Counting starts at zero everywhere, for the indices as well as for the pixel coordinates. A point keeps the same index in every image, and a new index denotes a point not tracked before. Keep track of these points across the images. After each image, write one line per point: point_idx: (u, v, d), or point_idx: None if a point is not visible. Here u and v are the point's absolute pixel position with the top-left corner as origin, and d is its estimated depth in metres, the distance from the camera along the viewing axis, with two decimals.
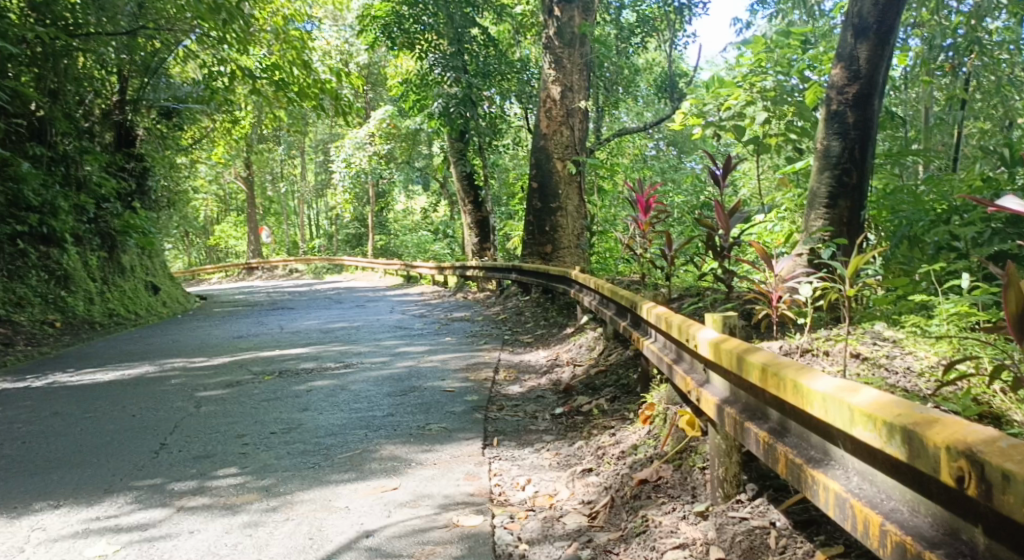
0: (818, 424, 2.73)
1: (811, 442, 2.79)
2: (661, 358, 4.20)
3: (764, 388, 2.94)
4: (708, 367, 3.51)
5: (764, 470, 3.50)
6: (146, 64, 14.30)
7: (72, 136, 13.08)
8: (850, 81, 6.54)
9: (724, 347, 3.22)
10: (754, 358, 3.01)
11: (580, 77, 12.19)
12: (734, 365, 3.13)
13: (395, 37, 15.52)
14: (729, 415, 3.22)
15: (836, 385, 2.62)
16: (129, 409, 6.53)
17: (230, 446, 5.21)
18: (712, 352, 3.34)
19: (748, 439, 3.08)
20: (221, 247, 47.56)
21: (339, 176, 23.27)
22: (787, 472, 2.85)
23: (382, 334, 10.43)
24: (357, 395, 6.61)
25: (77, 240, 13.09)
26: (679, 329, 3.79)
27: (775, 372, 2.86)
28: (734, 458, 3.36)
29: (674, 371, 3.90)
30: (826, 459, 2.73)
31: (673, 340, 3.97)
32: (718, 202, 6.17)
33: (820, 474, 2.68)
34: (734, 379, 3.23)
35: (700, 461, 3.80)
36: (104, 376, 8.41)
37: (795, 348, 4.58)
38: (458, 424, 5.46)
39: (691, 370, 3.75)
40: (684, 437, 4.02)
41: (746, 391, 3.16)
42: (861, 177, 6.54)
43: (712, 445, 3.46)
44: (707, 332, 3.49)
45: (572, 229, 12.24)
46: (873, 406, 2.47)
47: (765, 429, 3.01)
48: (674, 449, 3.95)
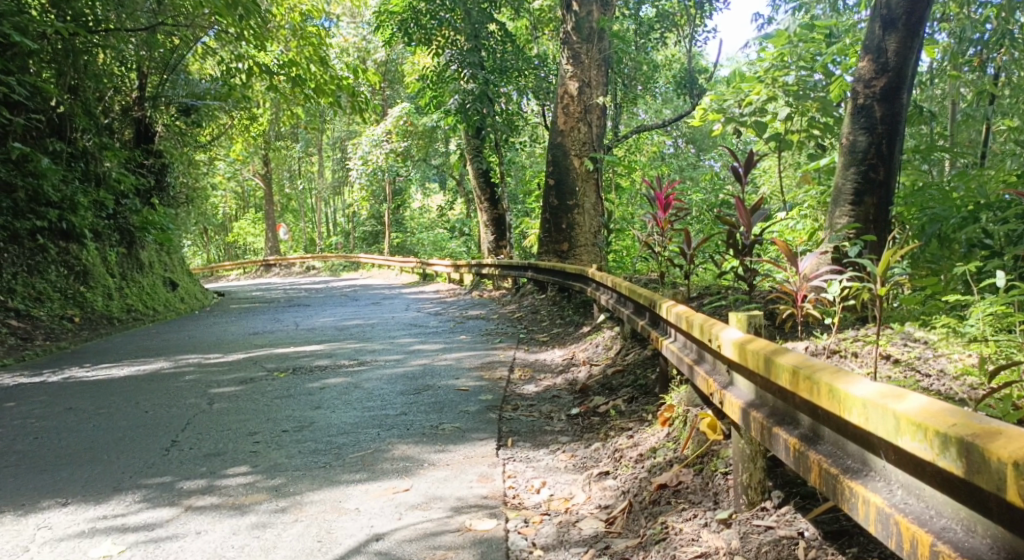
0: (855, 433, 2.59)
1: (847, 451, 2.65)
2: (681, 358, 4.08)
3: (796, 392, 2.80)
4: (731, 368, 3.38)
5: (789, 476, 3.37)
6: (165, 60, 14.27)
7: (93, 132, 13.09)
8: (877, 74, 6.38)
9: (750, 348, 3.09)
10: (783, 360, 2.89)
11: (598, 73, 12.05)
12: (761, 366, 3.00)
13: (412, 33, 15.45)
14: (756, 421, 3.08)
15: (878, 391, 2.49)
16: (140, 406, 6.47)
17: (241, 445, 5.13)
18: (737, 353, 3.21)
19: (777, 446, 2.94)
20: (238, 244, 47.68)
21: (355, 173, 23.22)
22: (820, 482, 2.71)
23: (397, 332, 10.35)
24: (370, 393, 6.52)
25: (96, 235, 12.99)
26: (699, 328, 3.66)
27: (808, 375, 2.73)
28: (758, 464, 3.23)
29: (695, 372, 3.78)
30: (865, 470, 2.59)
31: (694, 339, 3.85)
32: (740, 198, 6.02)
33: (859, 486, 2.55)
34: (761, 383, 3.10)
35: (722, 466, 3.67)
36: (118, 371, 8.35)
37: (822, 349, 4.43)
38: (472, 424, 5.35)
39: (712, 371, 3.63)
40: (705, 440, 3.89)
41: (774, 395, 3.03)
42: (888, 173, 6.38)
43: (735, 450, 3.32)
44: (731, 332, 3.36)
45: (589, 227, 12.11)
46: (922, 415, 2.34)
47: (796, 436, 2.87)
48: (695, 453, 3.82)
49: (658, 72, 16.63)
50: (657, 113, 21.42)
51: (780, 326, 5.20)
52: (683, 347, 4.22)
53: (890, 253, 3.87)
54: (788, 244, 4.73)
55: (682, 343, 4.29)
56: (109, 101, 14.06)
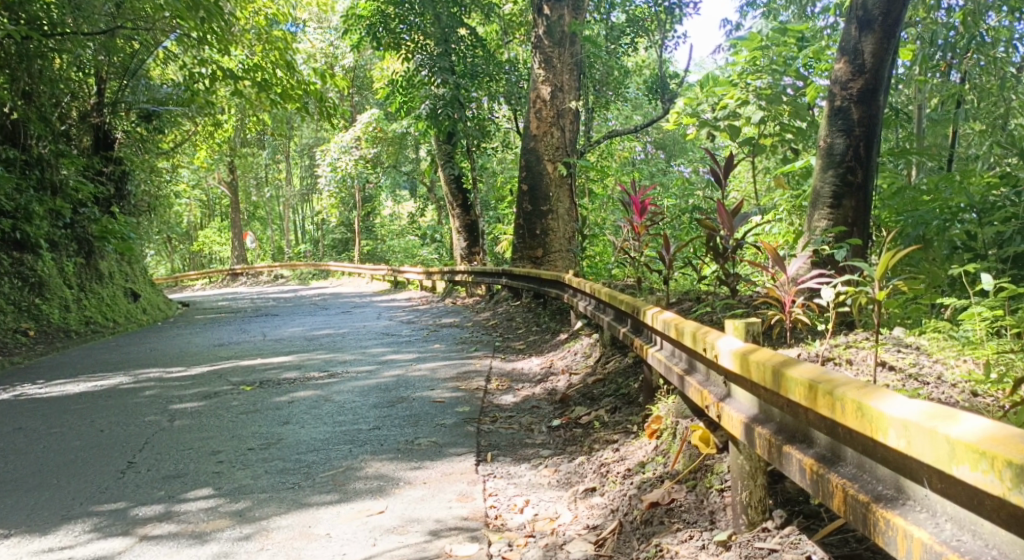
0: (887, 456, 2.41)
1: (878, 475, 2.45)
2: (670, 367, 3.89)
3: (812, 408, 2.62)
4: (730, 380, 3.21)
5: (790, 495, 3.22)
6: (125, 65, 13.90)
7: (48, 139, 12.79)
8: (853, 76, 6.25)
9: (755, 359, 2.91)
10: (796, 374, 2.70)
11: (569, 77, 11.89)
12: (769, 380, 2.82)
13: (380, 37, 15.22)
14: (763, 438, 2.90)
15: (920, 411, 2.28)
16: (97, 425, 6.18)
17: (203, 466, 4.90)
18: (739, 364, 3.03)
19: (790, 466, 2.76)
20: (205, 253, 47.02)
21: (324, 180, 22.88)
22: (847, 509, 2.51)
23: (368, 342, 10.11)
24: (341, 407, 6.27)
25: (52, 246, 12.65)
26: (692, 337, 3.48)
27: (828, 390, 2.54)
28: (758, 481, 3.06)
29: (687, 383, 3.60)
30: (899, 497, 2.39)
31: (684, 348, 3.67)
32: (721, 202, 5.82)
33: (896, 516, 2.34)
34: (768, 397, 2.92)
35: (717, 482, 3.48)
36: (75, 387, 8.03)
37: (816, 355, 4.26)
38: (448, 438, 5.13)
39: (707, 382, 3.44)
40: (698, 455, 3.70)
41: (783, 410, 2.85)
42: (866, 176, 6.25)
43: (734, 466, 3.14)
44: (729, 342, 3.17)
45: (564, 233, 11.92)
46: (979, 440, 2.13)
47: (812, 456, 2.69)
48: (687, 469, 3.63)
49: (630, 77, 16.51)
50: (628, 119, 21.34)
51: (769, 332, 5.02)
52: (671, 355, 4.03)
53: (890, 256, 3.72)
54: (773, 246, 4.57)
55: (669, 351, 4.10)
56: (66, 108, 13.68)
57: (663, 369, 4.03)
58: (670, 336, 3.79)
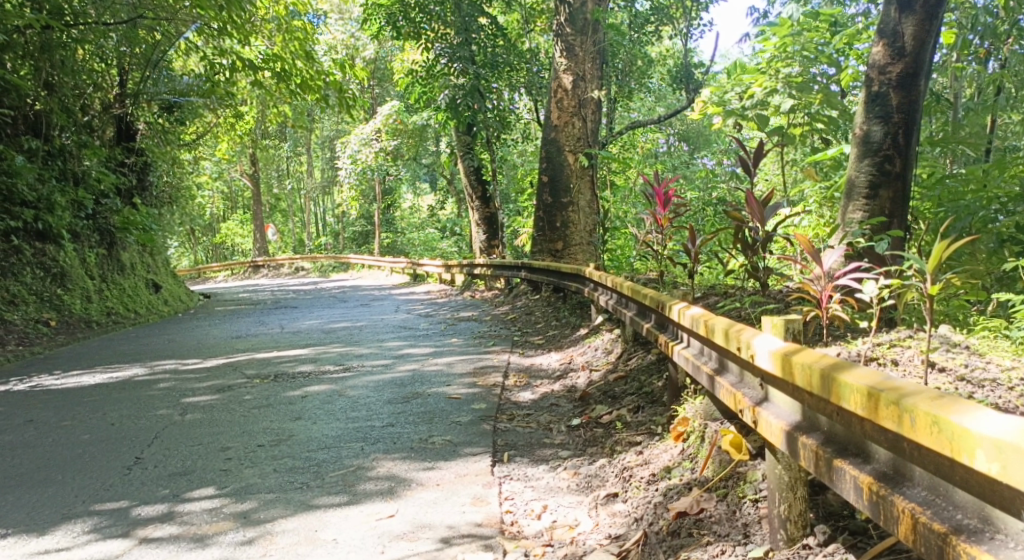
0: (967, 479, 2.18)
1: (956, 501, 2.22)
2: (697, 366, 3.65)
3: (872, 419, 2.39)
4: (768, 383, 2.98)
5: (833, 508, 2.97)
6: (147, 56, 13.78)
7: (70, 129, 12.72)
8: (892, 60, 5.97)
9: (801, 362, 2.67)
10: (853, 380, 2.46)
11: (592, 66, 11.61)
12: (819, 386, 2.58)
13: (401, 27, 15.00)
14: (809, 449, 2.67)
15: (1018, 433, 2.05)
16: (108, 418, 6.03)
17: (211, 463, 4.72)
18: (780, 366, 2.80)
19: (843, 483, 2.53)
20: (227, 244, 47.13)
21: (343, 173, 22.72)
22: (916, 537, 2.28)
23: (385, 335, 9.93)
24: (355, 402, 6.08)
25: (74, 236, 12.57)
26: (723, 334, 3.25)
27: (893, 401, 2.31)
28: (798, 493, 2.84)
29: (717, 384, 3.37)
30: (983, 527, 2.16)
31: (713, 345, 3.43)
32: (752, 193, 5.54)
33: (982, 552, 2.11)
34: (815, 404, 2.69)
35: (751, 492, 3.24)
36: (90, 379, 7.89)
37: (857, 354, 3.99)
38: (464, 437, 4.93)
39: (740, 384, 3.22)
40: (728, 461, 3.47)
41: (833, 419, 2.62)
42: (904, 165, 5.97)
43: (770, 477, 2.92)
44: (766, 340, 2.95)
45: (585, 225, 11.68)
46: None
47: (869, 473, 2.46)
48: (719, 476, 3.40)
49: (653, 67, 16.20)
50: (649, 111, 21.02)
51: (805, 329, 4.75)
52: (699, 353, 3.79)
53: (943, 248, 3.45)
54: (810, 239, 4.30)
55: (697, 347, 3.87)
56: (89, 98, 13.56)
57: (689, 368, 3.79)
58: (699, 332, 3.56)
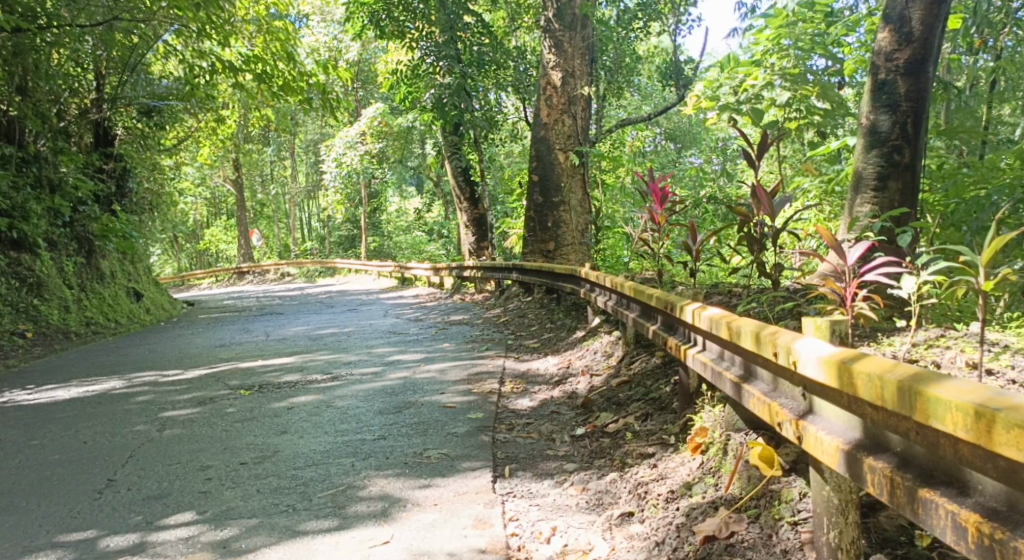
0: None
1: None
2: (719, 372, 3.38)
3: (979, 442, 2.12)
4: (817, 395, 2.72)
5: (887, 534, 2.87)
6: (125, 61, 13.39)
7: (45, 135, 12.33)
8: (899, 46, 5.70)
9: (867, 372, 2.41)
10: (951, 397, 2.19)
11: (581, 62, 11.33)
12: (899, 401, 2.31)
13: (384, 26, 14.62)
14: (882, 474, 2.40)
15: None
16: (82, 435, 5.69)
17: (190, 484, 4.40)
18: (837, 376, 2.54)
19: (933, 519, 2.26)
20: (211, 251, 46.59)
21: (328, 177, 22.35)
22: None
23: (374, 341, 9.61)
24: (344, 414, 5.76)
25: (51, 245, 12.20)
26: (755, 339, 2.99)
27: (1015, 423, 2.05)
28: (850, 518, 2.62)
29: (746, 393, 3.11)
30: None
31: (741, 350, 3.17)
32: (760, 186, 5.23)
33: None
34: (886, 420, 2.43)
35: (788, 514, 2.98)
36: (66, 393, 7.54)
37: (896, 355, 3.76)
38: (461, 450, 4.63)
39: (776, 396, 2.96)
40: (759, 477, 3.19)
41: (913, 441, 2.35)
42: (914, 155, 5.69)
43: (818, 500, 2.72)
44: (813, 345, 2.69)
45: (576, 225, 11.38)
46: None
47: (971, 507, 2.18)
48: (749, 495, 3.13)
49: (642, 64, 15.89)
50: (637, 109, 20.69)
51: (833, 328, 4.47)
52: (718, 357, 3.52)
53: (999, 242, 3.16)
54: (833, 232, 3.99)
55: (713, 351, 3.61)
56: (65, 103, 13.19)
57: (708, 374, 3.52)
58: (721, 336, 3.29)
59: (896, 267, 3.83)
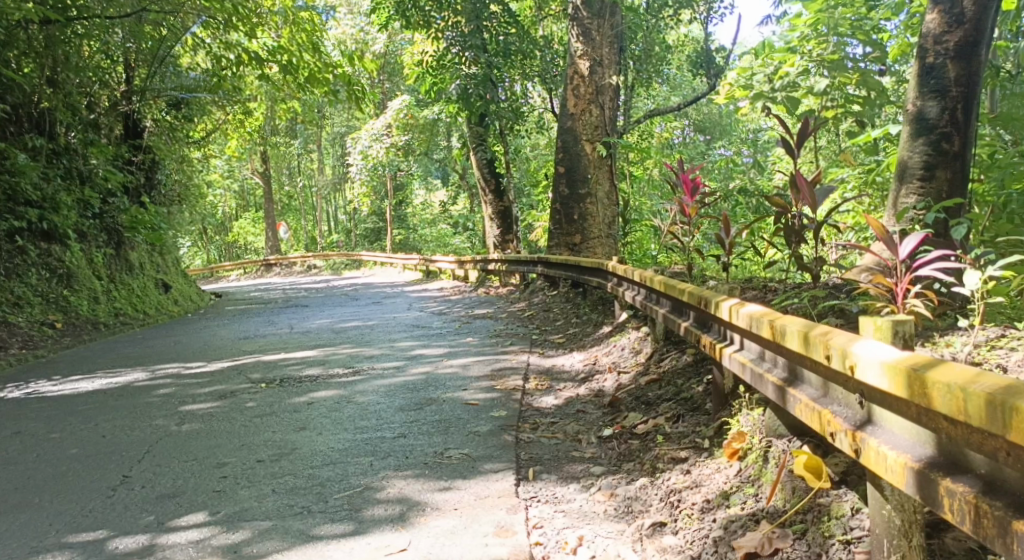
0: None
1: None
2: (758, 374, 3.21)
3: None
4: (879, 406, 2.57)
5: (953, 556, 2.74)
6: (154, 53, 13.26)
7: (76, 127, 12.36)
8: (950, 28, 5.45)
9: (947, 383, 2.27)
10: None
11: (610, 51, 11.08)
12: (989, 418, 2.17)
13: (411, 16, 14.38)
14: (965, 500, 2.27)
15: None
16: (99, 429, 5.55)
17: (204, 482, 4.23)
18: (908, 386, 2.39)
19: None
20: (238, 243, 46.74)
21: (354, 169, 22.24)
22: None
23: (397, 334, 9.45)
24: (365, 410, 5.59)
25: (80, 236, 12.15)
26: (803, 341, 2.83)
27: None
28: (914, 542, 2.52)
29: (794, 399, 2.95)
30: None
31: (786, 350, 3.01)
32: (802, 174, 4.98)
33: None
34: (966, 438, 2.29)
35: (838, 531, 2.83)
36: (88, 385, 7.44)
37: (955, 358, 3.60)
38: (483, 450, 4.43)
39: (826, 402, 2.81)
40: (806, 491, 3.02)
41: (1001, 461, 2.21)
42: (964, 144, 5.46)
43: (879, 521, 2.61)
44: (874, 349, 2.54)
45: (603, 218, 11.14)
46: None
47: None
48: (795, 510, 2.96)
49: (671, 53, 15.57)
50: (665, 100, 20.37)
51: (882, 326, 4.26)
52: (754, 357, 3.36)
53: None
54: (884, 225, 3.83)
55: (748, 349, 3.44)
56: (95, 96, 13.14)
57: (745, 375, 3.36)
58: (761, 335, 3.12)
59: (953, 260, 3.64)
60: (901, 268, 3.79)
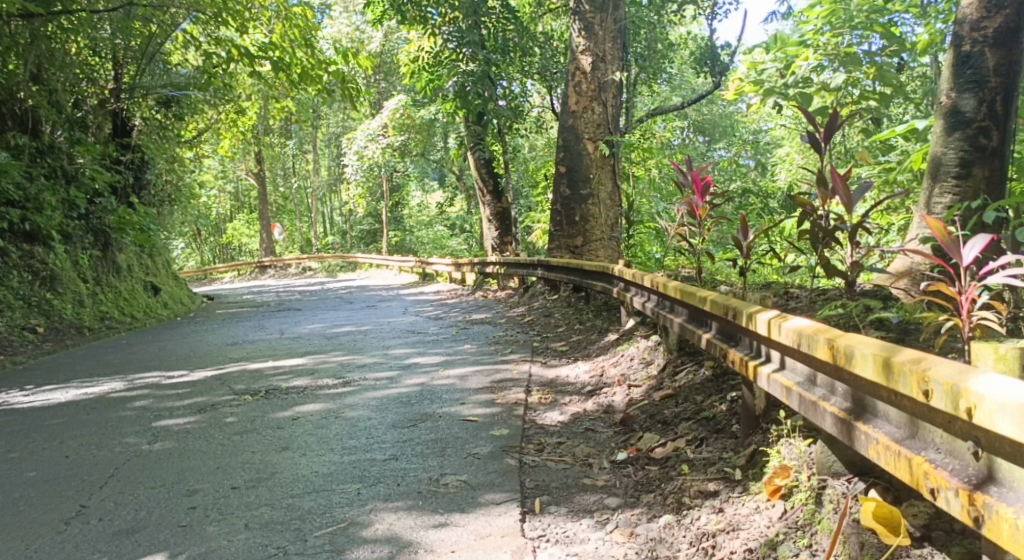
0: None
1: None
2: (813, 403, 2.91)
3: None
4: (1003, 458, 2.22)
5: None
6: (143, 50, 12.76)
7: (61, 126, 11.82)
8: (988, 13, 5.01)
9: None
10: None
11: (613, 46, 10.61)
12: None
13: (406, 11, 13.88)
14: None
15: None
16: (64, 447, 5.07)
17: (170, 515, 3.77)
18: None
19: None
20: (232, 244, 46.15)
21: (348, 169, 21.70)
22: None
23: (391, 340, 8.98)
24: (355, 426, 5.12)
25: (65, 237, 11.66)
26: (882, 368, 2.52)
27: None
28: None
29: (869, 436, 2.63)
30: None
31: (856, 377, 2.69)
32: (834, 170, 4.52)
33: None
34: None
35: None
36: (61, 396, 6.95)
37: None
38: (483, 477, 3.97)
39: (913, 444, 2.49)
40: (876, 547, 2.69)
41: None
42: (1003, 139, 5.00)
43: None
44: (1001, 390, 2.20)
45: (606, 219, 10.64)
46: None
47: None
48: None
49: (674, 50, 15.08)
50: (666, 100, 19.90)
51: (928, 341, 3.84)
52: (801, 379, 3.07)
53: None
54: (946, 225, 3.36)
55: (791, 370, 3.14)
56: (81, 92, 12.63)
57: (791, 401, 3.06)
58: (818, 356, 2.83)
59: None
60: (966, 277, 3.34)
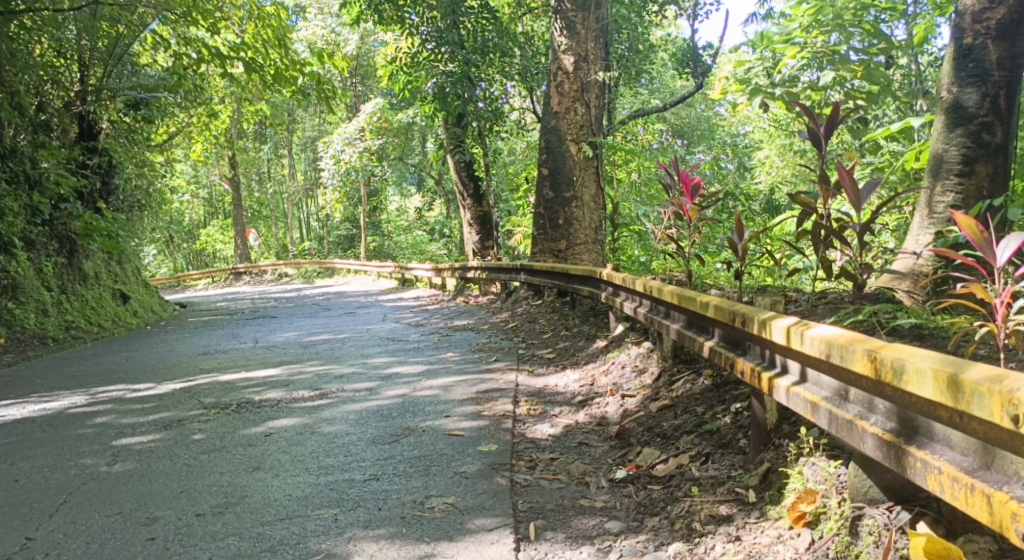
0: None
1: None
2: (850, 422, 2.72)
3: None
4: None
5: None
6: (109, 51, 12.25)
7: (24, 130, 11.36)
8: (992, 4, 4.78)
9: None
10: None
11: (595, 45, 10.34)
12: None
13: (383, 10, 13.53)
14: None
15: None
16: (16, 469, 4.72)
17: (125, 548, 3.46)
18: None
19: None
20: (207, 250, 45.43)
21: (325, 174, 21.28)
22: None
23: (370, 349, 8.65)
24: (331, 442, 4.81)
25: (27, 244, 11.12)
26: (947, 386, 2.34)
27: None
28: None
29: (931, 462, 2.43)
30: None
31: (908, 395, 2.52)
32: (843, 165, 4.25)
33: None
34: None
35: None
36: (19, 412, 6.56)
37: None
38: (473, 499, 3.68)
39: (989, 475, 2.30)
40: None
41: None
42: (1006, 135, 4.76)
43: None
44: None
45: (589, 223, 10.35)
46: None
47: None
48: None
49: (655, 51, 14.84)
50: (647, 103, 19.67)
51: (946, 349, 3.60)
52: (828, 394, 2.89)
53: None
54: (976, 221, 3.13)
55: (816, 383, 2.97)
56: (46, 95, 12.10)
57: (819, 417, 2.88)
58: (856, 369, 2.65)
59: None
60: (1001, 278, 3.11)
